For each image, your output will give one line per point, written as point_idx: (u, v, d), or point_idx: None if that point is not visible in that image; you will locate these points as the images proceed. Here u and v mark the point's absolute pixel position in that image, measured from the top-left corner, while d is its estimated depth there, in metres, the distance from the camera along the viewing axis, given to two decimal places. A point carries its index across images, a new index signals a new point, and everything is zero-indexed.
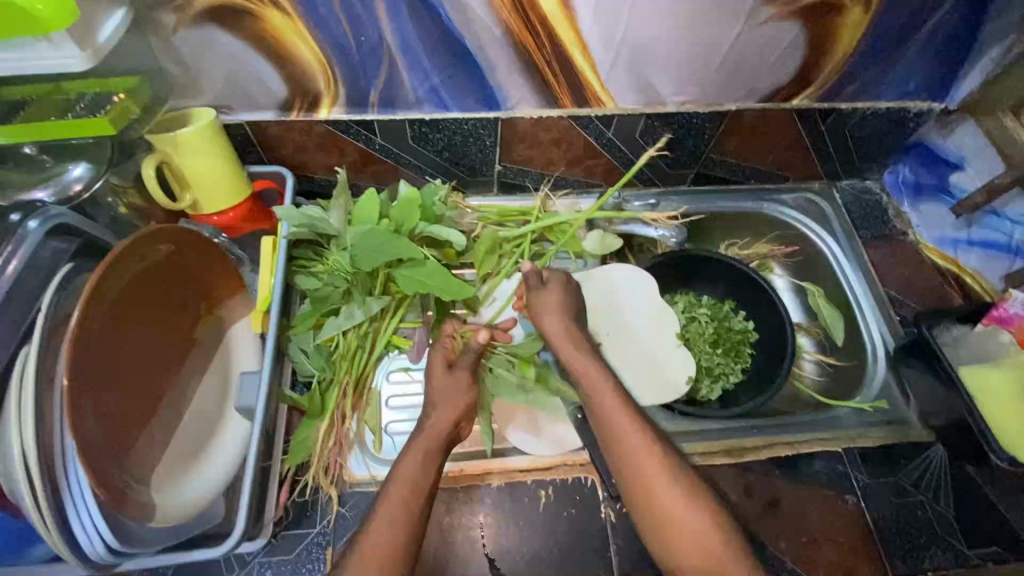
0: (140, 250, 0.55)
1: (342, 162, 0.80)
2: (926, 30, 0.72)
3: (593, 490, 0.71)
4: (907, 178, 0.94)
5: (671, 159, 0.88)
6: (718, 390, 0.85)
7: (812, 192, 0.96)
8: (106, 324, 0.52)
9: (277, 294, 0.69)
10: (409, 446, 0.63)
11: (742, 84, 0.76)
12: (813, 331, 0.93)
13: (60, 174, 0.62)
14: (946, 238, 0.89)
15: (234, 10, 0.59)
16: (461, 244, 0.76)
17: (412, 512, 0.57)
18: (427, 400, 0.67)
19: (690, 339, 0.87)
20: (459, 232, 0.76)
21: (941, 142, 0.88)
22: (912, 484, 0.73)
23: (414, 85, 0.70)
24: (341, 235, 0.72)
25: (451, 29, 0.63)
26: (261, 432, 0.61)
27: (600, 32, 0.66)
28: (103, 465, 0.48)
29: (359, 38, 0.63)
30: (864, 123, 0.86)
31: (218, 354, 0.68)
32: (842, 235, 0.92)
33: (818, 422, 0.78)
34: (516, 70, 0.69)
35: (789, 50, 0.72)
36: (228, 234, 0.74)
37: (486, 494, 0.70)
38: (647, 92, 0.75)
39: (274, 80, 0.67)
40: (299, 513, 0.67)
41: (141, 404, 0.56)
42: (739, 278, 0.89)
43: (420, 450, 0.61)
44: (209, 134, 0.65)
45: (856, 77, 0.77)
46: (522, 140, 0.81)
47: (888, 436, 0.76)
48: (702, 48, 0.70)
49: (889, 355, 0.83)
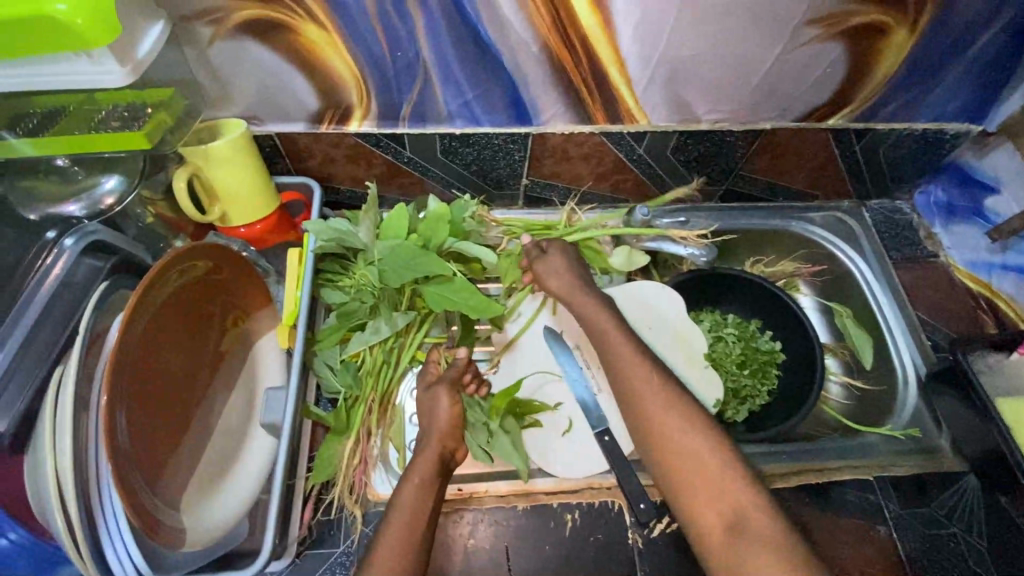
0: (173, 268, 0.54)
1: (369, 174, 0.79)
2: (971, 53, 0.71)
3: (619, 515, 0.70)
4: (940, 199, 0.92)
5: (701, 175, 0.86)
6: (745, 411, 0.84)
7: (841, 211, 0.94)
8: (138, 345, 0.51)
9: (304, 308, 0.68)
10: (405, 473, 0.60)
11: (779, 104, 0.75)
12: (840, 352, 0.91)
13: (93, 187, 0.62)
14: (979, 261, 0.87)
15: (272, 24, 0.58)
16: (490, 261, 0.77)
17: (415, 532, 0.54)
18: (426, 427, 0.64)
19: (716, 359, 0.85)
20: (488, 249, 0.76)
21: (977, 163, 0.87)
22: (944, 515, 0.72)
23: (447, 100, 0.69)
24: (368, 249, 0.71)
25: (488, 45, 0.62)
26: (288, 451, 0.60)
27: (638, 50, 0.65)
28: (137, 489, 0.47)
29: (395, 54, 0.62)
30: (898, 144, 0.84)
31: (245, 369, 0.67)
32: (872, 256, 0.91)
33: (849, 449, 0.76)
34: (551, 86, 0.68)
35: (830, 70, 0.70)
36: (256, 246, 0.73)
37: (512, 516, 0.70)
38: (681, 109, 0.74)
39: (306, 93, 0.66)
40: (323, 532, 0.66)
41: (170, 424, 0.55)
42: (765, 297, 0.88)
43: (421, 475, 0.59)
44: (240, 146, 0.64)
45: (895, 98, 0.76)
46: (551, 155, 0.79)
47: (919, 465, 0.75)
48: (741, 68, 0.68)
49: (920, 381, 0.81)
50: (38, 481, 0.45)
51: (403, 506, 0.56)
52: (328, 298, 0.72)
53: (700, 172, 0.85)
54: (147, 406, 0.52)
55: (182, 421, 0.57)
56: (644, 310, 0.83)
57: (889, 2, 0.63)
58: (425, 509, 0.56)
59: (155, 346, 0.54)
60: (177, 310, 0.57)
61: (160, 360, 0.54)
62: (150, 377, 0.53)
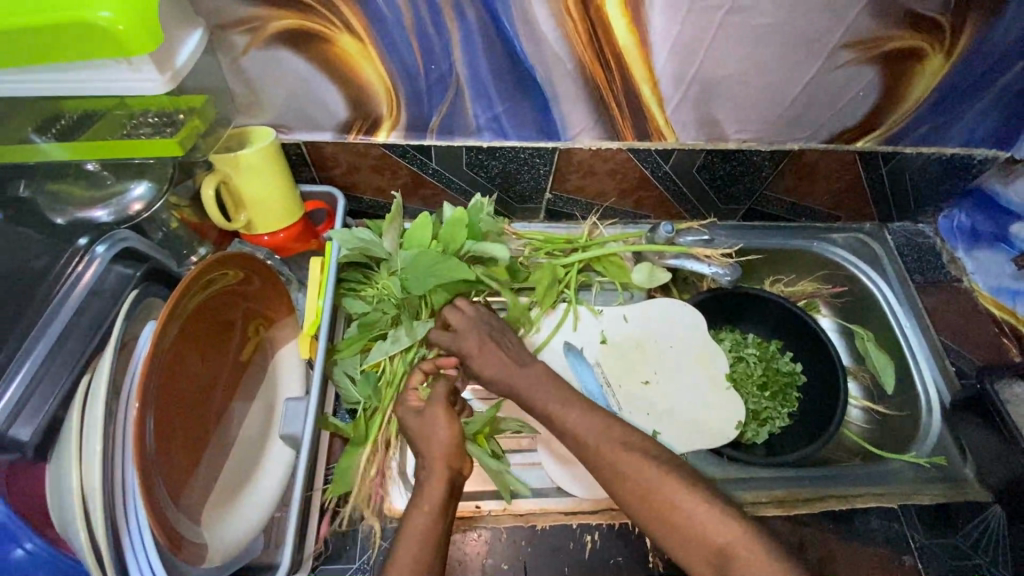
0: (204, 277, 0.54)
1: (393, 184, 0.78)
2: (1004, 80, 0.70)
3: (641, 538, 0.68)
4: (963, 224, 0.92)
5: (725, 194, 0.86)
6: (765, 434, 0.83)
7: (863, 233, 0.93)
8: (166, 356, 0.51)
9: (326, 319, 0.67)
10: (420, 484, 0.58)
11: (809, 124, 0.74)
12: (861, 376, 0.90)
13: (122, 193, 0.62)
14: (1004, 288, 0.87)
15: (308, 34, 0.58)
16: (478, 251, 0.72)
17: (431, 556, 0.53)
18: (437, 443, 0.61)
19: (738, 380, 0.84)
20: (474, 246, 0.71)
21: (1002, 189, 0.86)
22: (970, 545, 0.70)
23: (476, 113, 0.68)
24: (390, 259, 0.70)
25: (522, 61, 0.62)
26: (308, 463, 0.59)
27: (672, 68, 0.64)
28: (162, 502, 0.46)
29: (428, 66, 0.62)
30: (924, 167, 0.84)
31: (265, 379, 0.66)
32: (895, 279, 0.90)
33: (872, 475, 0.75)
34: (581, 102, 0.68)
35: (862, 94, 0.70)
36: (279, 254, 0.73)
37: (531, 536, 0.68)
38: (710, 128, 0.73)
39: (337, 102, 0.65)
40: (339, 547, 0.65)
41: (193, 434, 0.54)
42: (787, 319, 0.87)
43: (434, 495, 0.56)
44: (268, 155, 0.63)
45: (924, 123, 0.75)
46: (577, 170, 0.79)
47: (943, 493, 0.73)
48: (773, 88, 0.68)
49: (945, 408, 0.80)
50: (62, 493, 0.44)
51: (416, 529, 0.54)
52: (350, 307, 0.71)
53: (724, 191, 0.85)
54: (172, 418, 0.51)
55: (204, 434, 0.56)
56: (664, 329, 0.82)
57: (925, 28, 0.63)
58: (440, 536, 0.55)
59: (180, 358, 0.53)
60: (203, 321, 0.56)
61: (184, 372, 0.54)
62: (176, 389, 0.52)
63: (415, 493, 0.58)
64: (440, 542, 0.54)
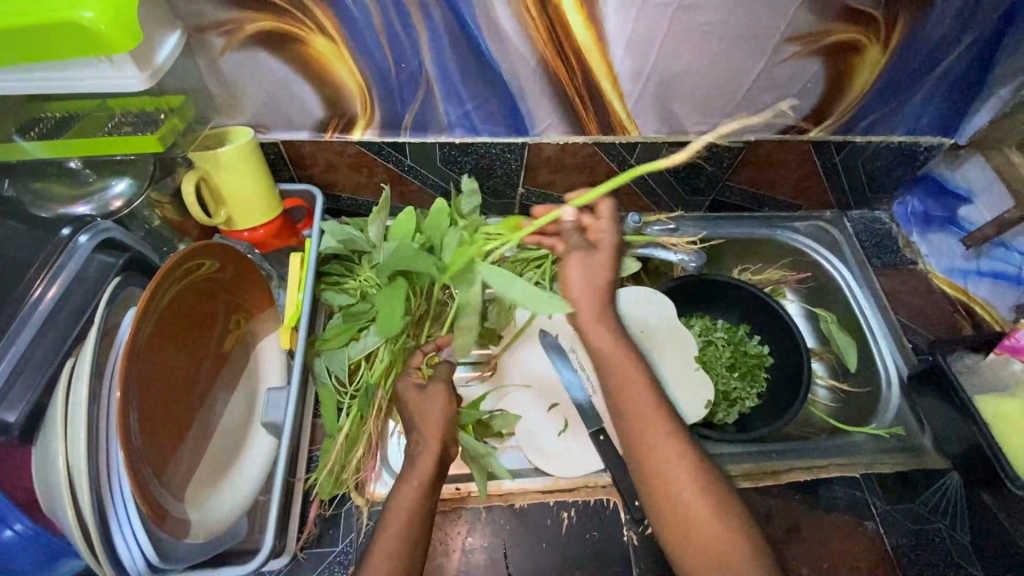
0: (184, 267, 0.56)
1: (370, 181, 0.81)
2: (941, 69, 0.75)
3: (615, 513, 0.71)
4: (917, 210, 0.96)
5: (691, 185, 0.90)
6: (735, 414, 0.86)
7: (824, 221, 0.97)
8: (147, 343, 0.52)
9: (306, 311, 0.69)
10: (408, 470, 0.60)
11: (763, 116, 0.78)
12: (826, 357, 0.95)
13: (102, 190, 0.64)
14: (956, 268, 0.92)
15: (282, 36, 0.61)
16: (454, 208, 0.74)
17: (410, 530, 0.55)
18: (416, 424, 0.63)
19: (707, 362, 0.88)
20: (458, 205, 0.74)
21: (950, 175, 0.92)
22: (930, 510, 0.74)
23: (448, 110, 0.72)
24: (373, 252, 0.75)
25: (488, 58, 0.66)
26: (289, 447, 0.61)
27: (630, 64, 0.68)
28: (146, 479, 0.48)
29: (399, 65, 0.65)
30: (876, 155, 0.88)
31: (247, 369, 0.68)
32: (855, 263, 0.94)
33: (836, 448, 0.78)
34: (548, 98, 0.71)
35: (810, 85, 0.74)
36: (260, 250, 0.76)
37: (509, 515, 0.70)
38: (671, 122, 0.78)
39: (313, 101, 0.68)
40: (324, 530, 0.67)
41: (176, 419, 0.56)
42: (753, 304, 0.91)
43: (421, 475, 0.59)
44: (247, 152, 0.66)
45: (872, 111, 0.80)
46: (547, 164, 0.82)
47: (903, 463, 0.77)
48: (727, 81, 0.72)
49: (903, 382, 0.84)
50: (48, 473, 0.46)
51: (403, 514, 0.56)
52: (332, 300, 0.74)
53: (688, 182, 0.89)
54: (156, 402, 0.53)
55: (186, 419, 0.58)
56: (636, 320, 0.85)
57: (861, 22, 0.67)
58: (425, 520, 0.57)
59: (162, 344, 0.55)
60: (184, 311, 0.58)
61: (167, 358, 0.55)
62: (158, 376, 0.54)
63: (403, 475, 0.60)
64: (423, 519, 0.56)
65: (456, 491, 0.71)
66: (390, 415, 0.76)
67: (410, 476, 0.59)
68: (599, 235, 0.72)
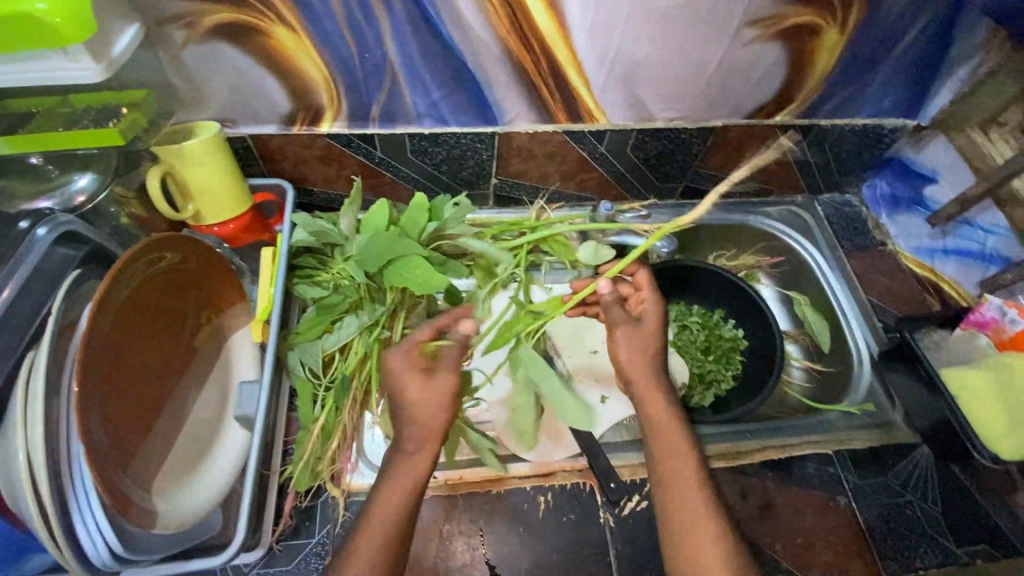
0: (145, 258, 0.56)
1: (342, 175, 0.82)
2: (899, 51, 0.76)
3: (591, 495, 0.72)
4: (884, 192, 0.98)
5: (661, 173, 0.91)
6: (710, 396, 0.87)
7: (796, 205, 0.99)
8: (108, 335, 0.52)
9: (277, 304, 0.69)
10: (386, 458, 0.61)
11: (729, 101, 0.79)
12: (801, 339, 0.96)
13: (65, 184, 0.64)
14: (923, 247, 0.93)
15: (242, 27, 0.61)
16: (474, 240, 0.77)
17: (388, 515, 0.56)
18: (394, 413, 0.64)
19: (681, 346, 0.89)
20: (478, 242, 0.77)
21: (915, 156, 0.93)
22: (901, 484, 0.76)
23: (415, 101, 0.72)
24: (346, 244, 0.75)
25: (452, 47, 0.66)
26: (260, 440, 0.61)
27: (593, 50, 0.69)
28: (107, 470, 0.48)
29: (363, 56, 0.66)
30: (842, 138, 0.90)
31: (218, 363, 0.68)
32: (826, 245, 0.95)
33: (809, 425, 0.80)
34: (514, 86, 0.72)
35: (772, 69, 0.76)
36: (231, 244, 0.75)
37: (487, 501, 0.71)
38: (638, 109, 0.78)
39: (278, 93, 0.68)
40: (301, 522, 0.67)
41: (142, 411, 0.56)
42: (728, 288, 0.91)
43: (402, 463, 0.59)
44: (212, 145, 0.66)
45: (835, 94, 0.82)
46: (518, 154, 0.83)
47: (874, 438, 0.78)
48: (691, 66, 0.73)
49: (873, 359, 0.85)
50: (8, 466, 0.46)
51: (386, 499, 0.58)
52: (304, 292, 0.74)
53: (659, 169, 0.90)
54: (120, 394, 0.53)
55: (152, 413, 0.58)
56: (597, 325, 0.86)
57: (819, 4, 0.69)
58: (409, 511, 0.58)
59: (125, 337, 0.54)
60: (147, 304, 0.58)
61: (131, 350, 0.55)
62: (121, 369, 0.53)
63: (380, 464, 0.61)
64: (407, 512, 0.58)
65: (444, 480, 0.72)
66: (366, 405, 0.77)
67: (395, 477, 0.59)
68: (644, 307, 0.69)
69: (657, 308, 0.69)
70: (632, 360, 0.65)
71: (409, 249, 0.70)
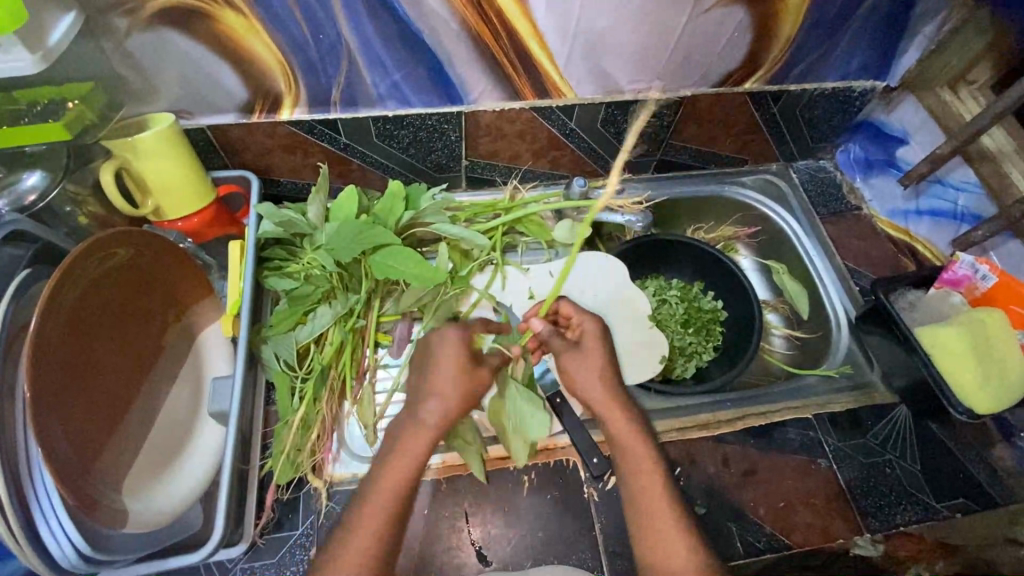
0: (95, 254, 0.54)
1: (307, 162, 0.80)
2: (862, 11, 0.76)
3: (574, 471, 0.72)
4: (858, 155, 0.99)
5: (634, 146, 0.89)
6: (692, 368, 0.87)
7: (770, 174, 0.99)
8: (63, 337, 0.51)
9: (246, 297, 0.67)
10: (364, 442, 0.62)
11: (696, 69, 0.78)
12: (779, 306, 0.95)
13: (13, 183, 0.62)
14: (897, 210, 0.94)
15: (188, 11, 0.59)
16: (473, 241, 0.77)
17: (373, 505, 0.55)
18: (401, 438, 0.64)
19: (661, 321, 0.87)
20: (472, 230, 0.77)
21: (886, 118, 0.94)
22: (880, 444, 0.76)
23: (375, 82, 0.70)
24: (315, 233, 0.73)
25: (408, 24, 0.64)
26: (233, 439, 0.60)
27: (555, 23, 0.68)
28: (67, 470, 0.47)
29: (317, 37, 0.64)
30: (813, 103, 0.89)
31: (189, 361, 0.67)
32: (801, 212, 0.94)
33: (789, 392, 0.80)
34: (477, 63, 0.71)
35: (737, 33, 0.75)
36: (195, 240, 0.74)
37: (471, 483, 0.70)
38: (604, 81, 0.77)
39: (232, 80, 0.67)
40: (285, 513, 0.67)
41: (107, 411, 0.55)
42: (705, 260, 0.89)
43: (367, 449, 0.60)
44: (165, 138, 0.64)
45: (802, 58, 0.81)
46: (486, 133, 0.81)
47: (853, 400, 0.79)
48: (655, 35, 0.72)
49: (851, 323, 0.85)
50: None
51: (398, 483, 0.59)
52: (275, 285, 0.72)
53: (631, 143, 0.89)
54: (84, 393, 0.52)
55: (119, 413, 0.57)
56: (586, 299, 0.82)
57: None
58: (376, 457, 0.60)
59: (84, 339, 0.53)
60: (104, 305, 0.56)
61: (92, 349, 0.54)
62: (82, 367, 0.53)
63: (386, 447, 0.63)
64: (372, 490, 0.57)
65: (440, 464, 0.71)
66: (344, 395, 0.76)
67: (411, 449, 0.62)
68: (583, 329, 0.73)
69: (593, 329, 0.72)
70: (588, 384, 0.69)
71: (382, 238, 0.67)
